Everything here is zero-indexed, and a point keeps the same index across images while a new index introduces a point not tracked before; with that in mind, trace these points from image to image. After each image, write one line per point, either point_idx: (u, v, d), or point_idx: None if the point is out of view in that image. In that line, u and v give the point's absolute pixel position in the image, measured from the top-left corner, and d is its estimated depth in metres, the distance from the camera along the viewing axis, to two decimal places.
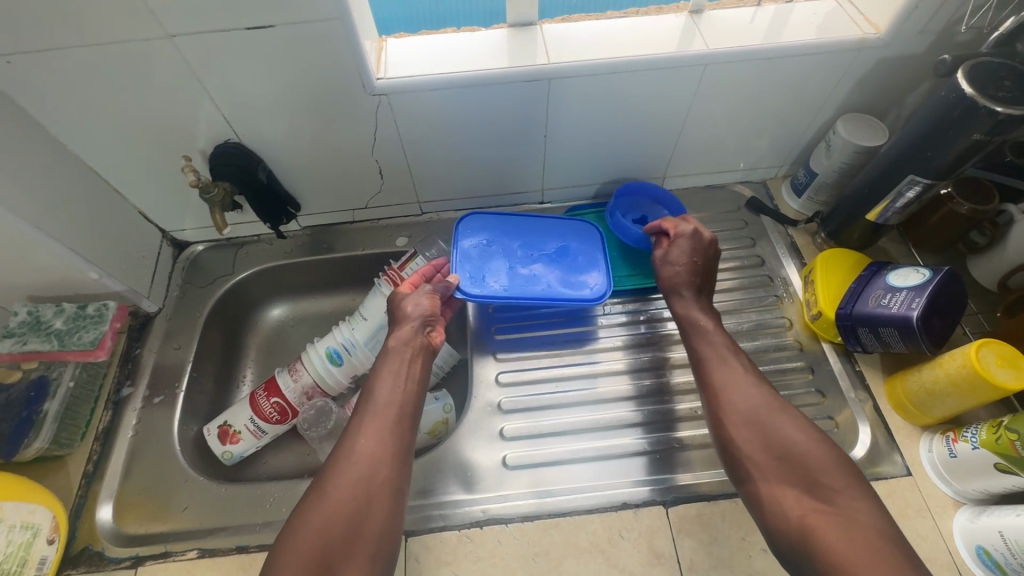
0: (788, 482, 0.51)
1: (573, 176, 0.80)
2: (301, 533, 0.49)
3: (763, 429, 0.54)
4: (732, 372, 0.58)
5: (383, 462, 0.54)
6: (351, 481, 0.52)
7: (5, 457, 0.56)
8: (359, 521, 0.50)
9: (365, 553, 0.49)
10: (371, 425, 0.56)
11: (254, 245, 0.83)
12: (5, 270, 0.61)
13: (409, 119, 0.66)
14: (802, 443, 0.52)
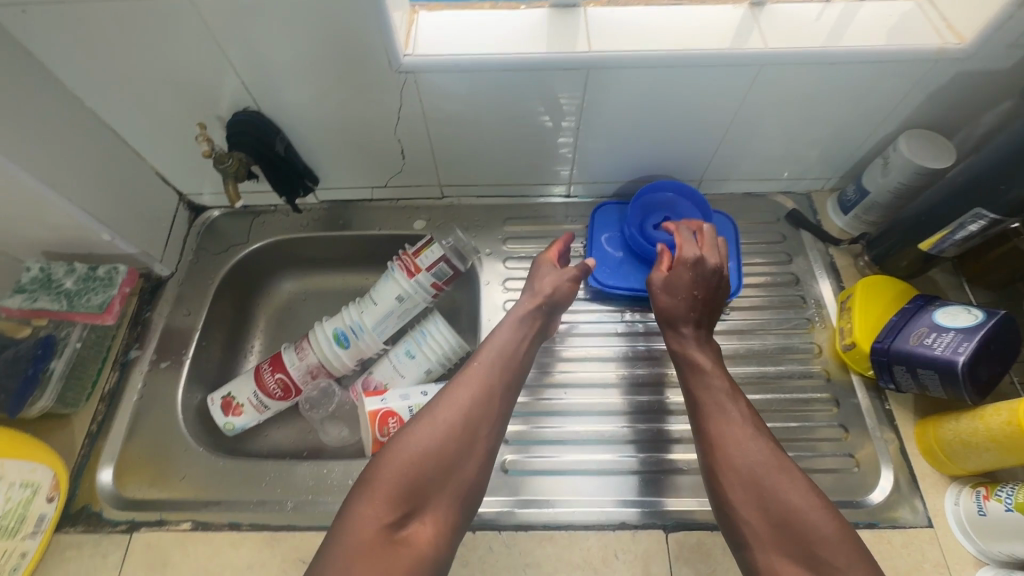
0: (787, 551, 0.47)
1: (604, 172, 0.76)
2: (395, 461, 0.51)
3: (760, 490, 0.49)
4: (728, 423, 0.54)
5: (486, 416, 0.56)
6: (453, 427, 0.54)
7: (10, 412, 0.56)
8: (453, 467, 0.52)
9: (449, 497, 0.51)
10: (480, 377, 0.58)
11: (270, 216, 0.81)
12: (19, 225, 0.60)
13: (437, 100, 0.62)
14: (803, 509, 0.48)
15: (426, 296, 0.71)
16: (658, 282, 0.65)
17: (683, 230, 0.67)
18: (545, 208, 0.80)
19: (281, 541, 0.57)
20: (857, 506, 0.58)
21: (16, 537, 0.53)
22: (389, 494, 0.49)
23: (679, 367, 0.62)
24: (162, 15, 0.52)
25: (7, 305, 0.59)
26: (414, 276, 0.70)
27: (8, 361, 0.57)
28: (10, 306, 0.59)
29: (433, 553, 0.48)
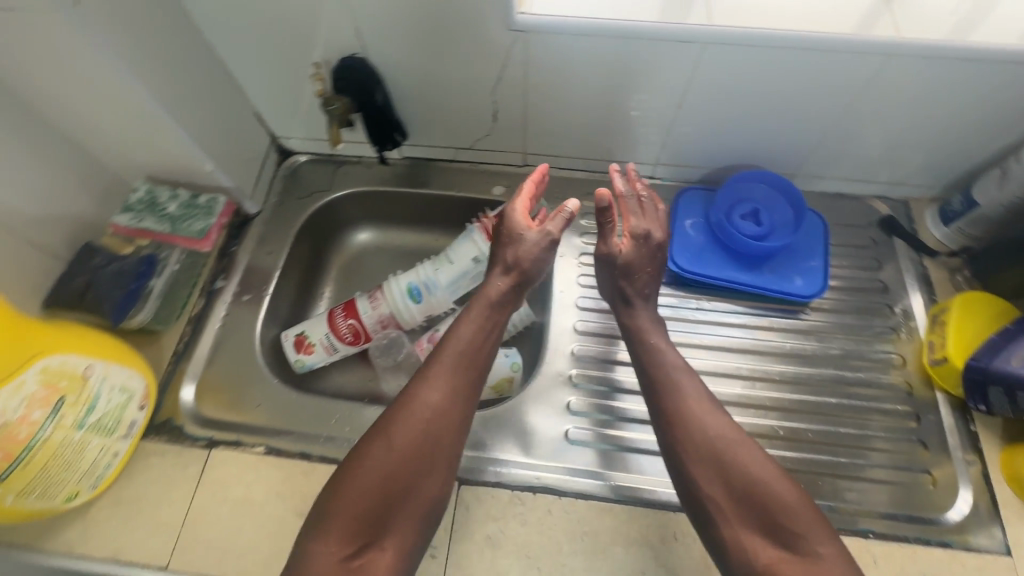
0: (755, 526, 0.48)
1: (694, 156, 0.74)
2: (350, 489, 0.49)
3: (723, 465, 0.51)
4: (693, 406, 0.54)
5: (445, 421, 0.53)
6: (407, 442, 0.51)
7: (113, 324, 0.59)
8: (412, 484, 0.50)
9: (412, 514, 0.50)
10: (435, 380, 0.54)
11: (353, 166, 0.82)
12: (133, 147, 0.63)
13: (541, 63, 0.62)
14: (763, 477, 0.49)
15: None
16: (623, 258, 0.61)
17: (629, 200, 0.65)
18: (626, 186, 0.79)
19: None
20: (930, 523, 0.56)
21: (113, 437, 0.56)
22: (344, 526, 0.48)
23: (633, 348, 0.60)
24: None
25: (116, 222, 0.64)
26: None
27: (114, 274, 0.60)
28: (119, 223, 0.64)
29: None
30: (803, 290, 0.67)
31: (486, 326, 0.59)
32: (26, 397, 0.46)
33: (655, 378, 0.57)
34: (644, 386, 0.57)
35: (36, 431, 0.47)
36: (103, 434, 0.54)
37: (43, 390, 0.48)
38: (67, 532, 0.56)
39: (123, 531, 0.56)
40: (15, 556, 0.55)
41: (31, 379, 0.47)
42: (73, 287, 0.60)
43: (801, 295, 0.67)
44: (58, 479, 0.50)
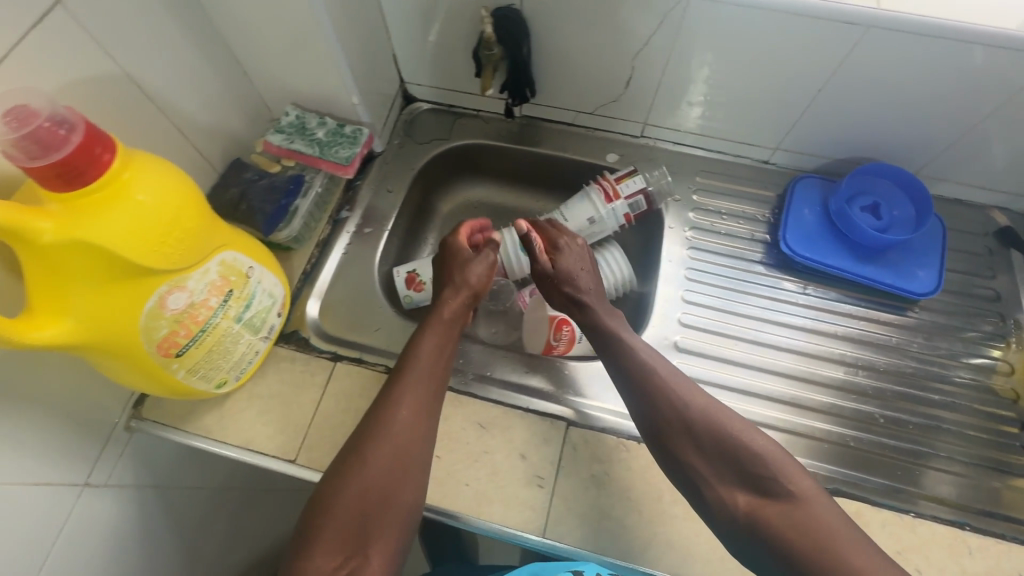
0: (731, 481, 0.51)
1: (816, 146, 0.74)
2: (337, 504, 0.51)
3: (693, 432, 0.54)
4: (648, 388, 0.57)
5: (417, 432, 0.56)
6: (382, 455, 0.54)
7: (264, 233, 0.64)
8: (393, 488, 0.53)
9: (397, 518, 0.52)
10: (410, 397, 0.57)
11: (471, 119, 0.85)
12: (293, 72, 0.67)
13: (693, 32, 0.63)
14: (730, 432, 0.53)
15: (614, 225, 0.74)
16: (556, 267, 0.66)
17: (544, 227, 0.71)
18: (740, 169, 0.80)
19: (462, 404, 0.62)
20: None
21: (257, 336, 0.60)
22: (332, 537, 0.50)
23: (601, 345, 0.63)
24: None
25: (269, 140, 0.67)
26: (611, 202, 0.72)
27: (265, 187, 0.65)
28: (271, 142, 0.67)
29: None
30: (918, 288, 0.68)
31: (441, 339, 0.62)
32: (207, 283, 0.50)
33: (631, 368, 0.59)
34: (615, 374, 0.60)
35: (209, 316, 0.51)
36: (251, 332, 0.58)
37: (219, 280, 0.52)
38: (206, 417, 0.61)
39: (255, 424, 0.61)
40: (162, 431, 0.61)
41: (213, 268, 0.51)
42: (227, 197, 0.65)
43: (914, 292, 0.68)
44: (214, 364, 0.55)
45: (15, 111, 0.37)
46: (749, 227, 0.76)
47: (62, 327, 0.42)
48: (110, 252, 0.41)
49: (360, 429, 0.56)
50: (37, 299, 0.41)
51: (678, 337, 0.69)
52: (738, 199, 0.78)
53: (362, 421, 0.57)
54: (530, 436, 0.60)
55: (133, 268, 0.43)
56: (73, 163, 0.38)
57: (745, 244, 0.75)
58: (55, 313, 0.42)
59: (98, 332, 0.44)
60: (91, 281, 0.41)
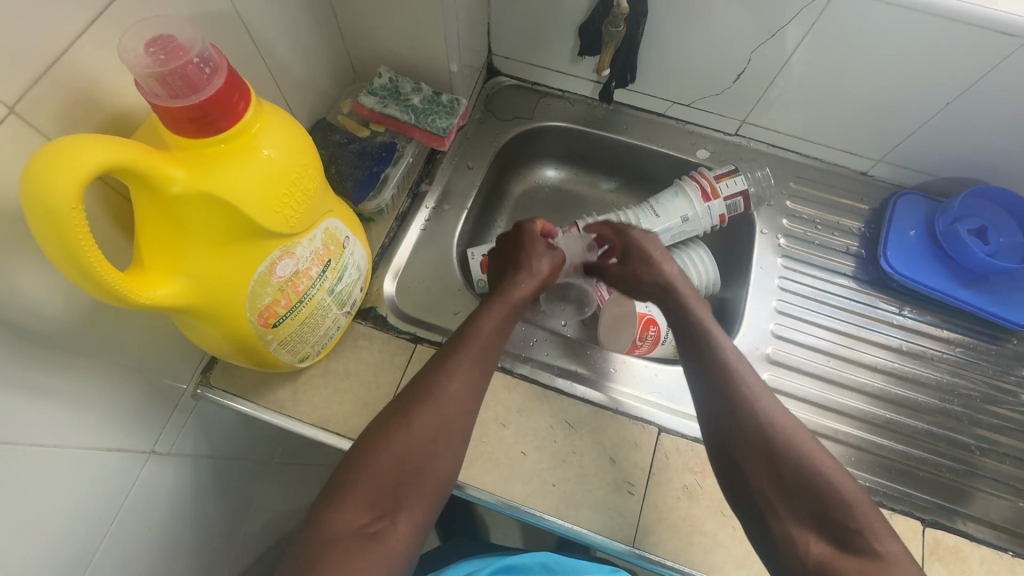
0: (803, 521, 0.45)
1: (923, 162, 0.71)
2: (376, 459, 0.47)
3: (762, 454, 0.48)
4: (720, 397, 0.52)
5: (468, 403, 0.52)
6: (429, 420, 0.49)
7: (354, 202, 0.60)
8: (432, 455, 0.48)
9: (429, 488, 0.48)
10: (467, 367, 0.53)
11: (555, 100, 0.81)
12: (393, 31, 0.62)
13: (827, 27, 0.59)
14: (807, 458, 0.47)
15: (708, 224, 0.70)
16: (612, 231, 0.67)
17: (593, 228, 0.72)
18: (835, 178, 0.76)
19: (549, 401, 0.59)
20: None
21: (342, 311, 0.56)
22: (366, 490, 0.46)
23: (688, 345, 0.57)
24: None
25: (362, 103, 0.62)
26: (709, 200, 0.69)
27: (356, 152, 0.62)
28: (363, 105, 0.62)
29: (410, 549, 0.45)
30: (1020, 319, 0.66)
31: (502, 312, 0.58)
32: (312, 251, 0.47)
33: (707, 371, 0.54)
34: (699, 363, 0.54)
35: (309, 286, 0.48)
36: (339, 307, 0.55)
37: (322, 248, 0.48)
38: (279, 390, 0.58)
39: (331, 402, 0.58)
40: (231, 402, 0.57)
41: (318, 235, 0.47)
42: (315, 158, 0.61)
43: (1016, 323, 0.66)
44: (303, 338, 0.51)
45: (161, 42, 0.33)
46: (843, 240, 0.73)
47: (176, 287, 0.38)
48: (238, 210, 0.37)
49: (409, 391, 0.52)
50: (152, 253, 0.37)
51: (770, 349, 0.66)
52: (832, 209, 0.75)
53: (413, 382, 0.52)
54: (621, 439, 0.57)
55: (254, 228, 0.39)
56: (207, 111, 0.34)
57: (839, 257, 0.72)
58: (169, 270, 0.38)
59: (209, 295, 0.40)
60: (209, 238, 0.38)
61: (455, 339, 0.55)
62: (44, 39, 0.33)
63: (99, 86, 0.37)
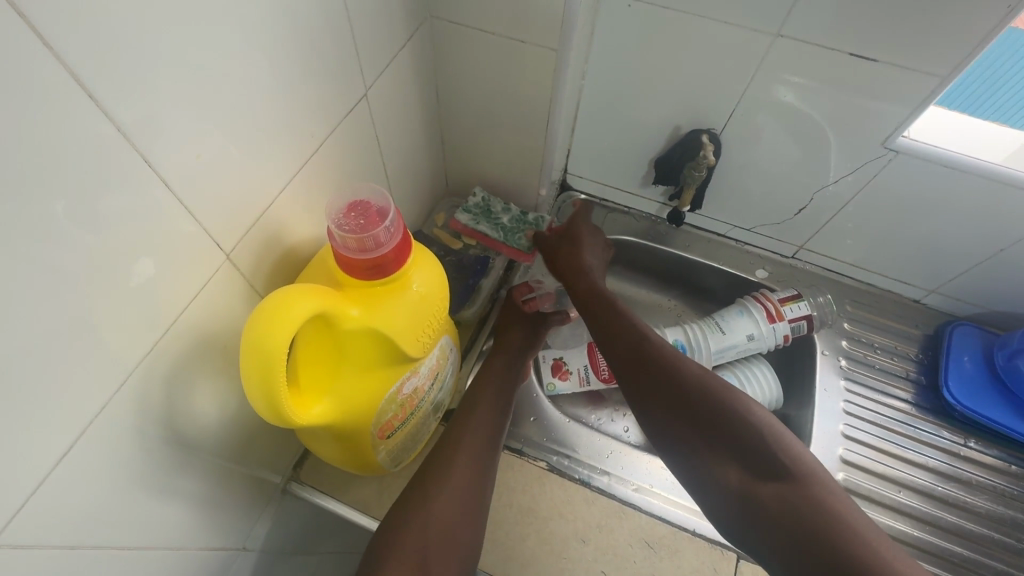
0: (745, 468, 0.46)
1: (975, 296, 0.75)
2: (402, 535, 0.46)
3: (716, 442, 0.48)
4: (669, 415, 0.51)
5: (480, 472, 0.52)
6: (446, 501, 0.49)
7: (451, 309, 0.66)
8: (451, 531, 0.48)
9: (458, 558, 0.47)
10: (472, 439, 0.54)
11: (622, 215, 0.87)
12: (494, 159, 0.70)
13: (888, 178, 0.66)
14: (751, 426, 0.47)
15: (772, 343, 0.74)
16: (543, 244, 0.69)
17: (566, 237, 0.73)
18: (889, 304, 0.80)
19: (629, 517, 0.60)
20: None
21: (435, 416, 0.59)
22: (399, 560, 0.45)
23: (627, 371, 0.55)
24: (735, 40, 0.59)
25: (457, 219, 0.70)
26: (773, 321, 0.73)
27: (455, 264, 0.69)
28: (459, 221, 0.70)
29: None
30: None
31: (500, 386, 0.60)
32: (429, 368, 0.51)
33: (646, 394, 0.53)
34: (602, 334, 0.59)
35: (421, 399, 0.51)
36: (435, 413, 0.58)
37: (435, 363, 0.52)
38: (365, 490, 0.59)
39: None
40: (322, 499, 0.59)
41: (435, 353, 0.51)
42: None
43: None
44: (405, 445, 0.54)
45: (358, 207, 0.40)
46: (902, 366, 0.76)
47: (326, 405, 0.42)
48: (388, 340, 0.41)
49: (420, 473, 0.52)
50: (308, 375, 0.41)
51: (841, 475, 0.67)
52: (889, 333, 0.78)
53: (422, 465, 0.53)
54: (700, 564, 0.58)
55: (397, 354, 0.43)
56: (384, 261, 0.39)
57: (899, 382, 0.74)
58: (320, 391, 0.41)
59: (346, 411, 0.43)
60: (359, 363, 0.42)
61: (460, 417, 0.56)
62: (258, 197, 0.39)
63: (284, 228, 0.43)
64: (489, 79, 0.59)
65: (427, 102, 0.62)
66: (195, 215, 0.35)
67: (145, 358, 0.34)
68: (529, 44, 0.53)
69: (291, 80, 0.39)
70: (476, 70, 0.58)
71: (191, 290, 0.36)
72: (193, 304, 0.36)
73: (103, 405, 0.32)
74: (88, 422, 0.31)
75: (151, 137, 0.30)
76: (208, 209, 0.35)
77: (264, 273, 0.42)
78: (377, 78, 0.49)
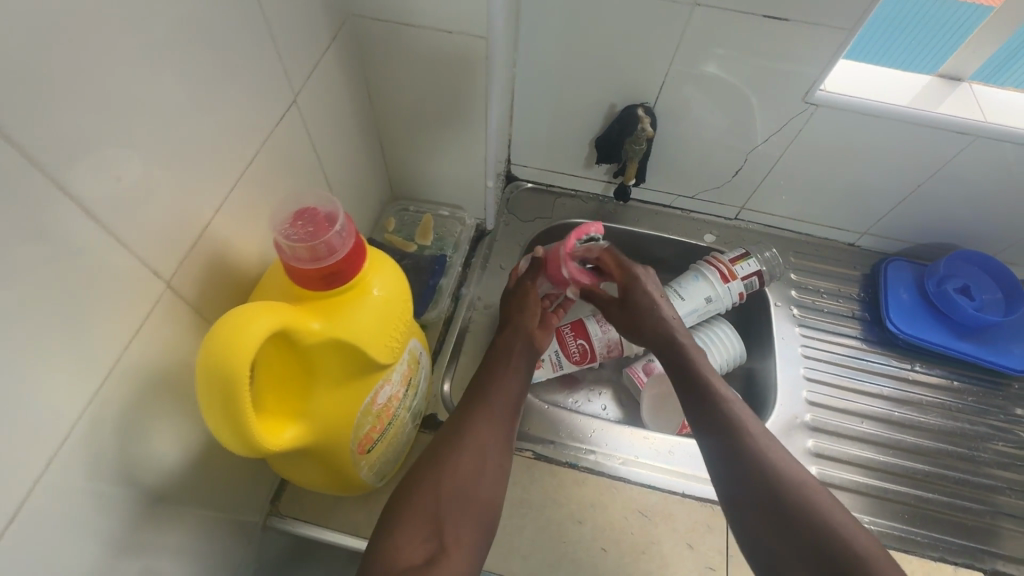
0: (771, 518, 0.48)
1: (901, 233, 0.81)
2: (416, 497, 0.50)
3: (774, 513, 0.48)
4: (732, 467, 0.51)
5: (496, 443, 0.55)
6: (463, 457, 0.53)
7: (417, 312, 0.64)
8: (467, 484, 0.52)
9: (473, 517, 0.50)
10: (486, 416, 0.57)
11: (570, 199, 0.88)
12: (438, 156, 0.68)
13: (814, 132, 0.70)
14: (803, 492, 0.48)
15: (729, 302, 0.76)
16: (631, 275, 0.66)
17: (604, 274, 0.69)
18: (828, 250, 0.85)
19: (620, 490, 0.61)
20: None
21: (412, 423, 0.57)
22: (416, 518, 0.48)
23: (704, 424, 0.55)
24: (659, 13, 0.61)
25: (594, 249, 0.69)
26: (728, 281, 0.75)
27: (411, 266, 0.67)
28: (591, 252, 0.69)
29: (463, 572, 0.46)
30: (1017, 366, 0.73)
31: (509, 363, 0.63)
32: (401, 373, 0.49)
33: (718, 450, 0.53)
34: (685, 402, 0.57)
35: (397, 407, 0.50)
36: (413, 419, 0.56)
37: (406, 367, 0.50)
38: (351, 511, 0.57)
39: None
40: (306, 528, 0.56)
41: (405, 357, 0.50)
42: None
43: (1014, 369, 0.73)
44: (387, 456, 0.52)
45: (301, 215, 0.38)
46: (847, 305, 0.80)
47: (301, 427, 0.39)
48: (360, 349, 0.40)
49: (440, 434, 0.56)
50: (279, 398, 0.38)
51: (809, 415, 0.71)
52: (831, 278, 0.83)
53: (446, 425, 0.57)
54: (694, 523, 0.59)
55: (369, 363, 0.42)
56: (338, 268, 0.38)
57: (847, 321, 0.79)
58: (291, 415, 0.39)
59: (326, 429, 0.42)
60: (331, 381, 0.40)
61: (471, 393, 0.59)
62: (194, 216, 0.36)
63: (226, 249, 0.40)
64: (423, 74, 0.58)
65: (361, 105, 0.60)
66: (130, 248, 0.31)
67: (90, 407, 0.31)
68: (458, 34, 0.52)
69: (216, 91, 0.36)
70: (408, 65, 0.57)
71: (132, 326, 0.33)
72: (134, 342, 0.33)
73: (43, 469, 0.29)
74: (30, 489, 0.28)
75: (70, 167, 0.27)
76: (144, 240, 0.32)
77: (212, 302, 0.39)
78: (306, 82, 0.46)
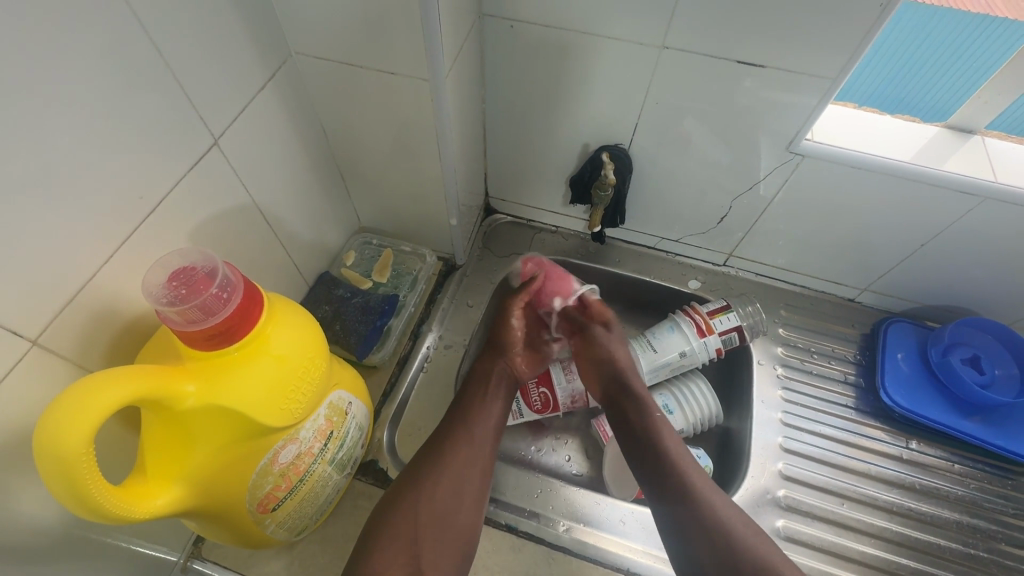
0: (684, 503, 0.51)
1: (908, 291, 0.73)
2: (399, 516, 0.49)
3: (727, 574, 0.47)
4: (682, 539, 0.50)
5: (481, 467, 0.54)
6: (447, 481, 0.52)
7: (360, 355, 0.64)
8: (449, 509, 0.51)
9: (451, 540, 0.50)
10: (472, 436, 0.56)
11: (549, 235, 0.84)
12: (398, 192, 0.66)
13: (801, 182, 0.64)
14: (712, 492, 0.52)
15: (706, 358, 0.71)
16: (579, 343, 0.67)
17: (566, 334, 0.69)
18: (827, 305, 0.79)
19: (560, 562, 0.57)
20: None
21: (343, 474, 0.53)
22: (393, 539, 0.48)
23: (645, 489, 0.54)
24: (625, 53, 0.57)
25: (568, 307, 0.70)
26: (704, 335, 0.70)
27: (359, 305, 0.66)
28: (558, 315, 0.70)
29: None
30: None
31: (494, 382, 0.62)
32: (315, 429, 0.46)
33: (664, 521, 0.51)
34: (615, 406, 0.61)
35: (310, 464, 0.47)
36: (341, 472, 0.52)
37: (325, 423, 0.47)
38: (273, 561, 0.54)
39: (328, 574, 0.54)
40: None
41: (322, 412, 0.46)
42: (320, 315, 0.65)
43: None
44: (301, 513, 0.50)
45: (181, 275, 0.37)
46: (840, 369, 0.74)
47: (175, 493, 0.37)
48: (242, 414, 0.38)
49: (423, 454, 0.55)
50: (154, 460, 0.37)
51: (781, 492, 0.65)
52: (827, 337, 0.76)
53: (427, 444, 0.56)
54: None
55: (256, 427, 0.39)
56: (222, 328, 0.36)
57: (838, 387, 0.72)
58: (167, 478, 0.37)
59: (207, 490, 0.39)
60: (213, 442, 0.38)
61: (458, 413, 0.58)
62: (69, 272, 0.36)
63: (117, 299, 0.40)
64: (371, 112, 0.56)
65: (311, 140, 0.59)
66: None
67: None
68: (399, 75, 0.50)
69: (99, 138, 0.36)
70: (354, 103, 0.55)
71: None
72: None
73: None
74: None
75: None
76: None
77: (99, 354, 0.39)
78: (229, 125, 0.46)
